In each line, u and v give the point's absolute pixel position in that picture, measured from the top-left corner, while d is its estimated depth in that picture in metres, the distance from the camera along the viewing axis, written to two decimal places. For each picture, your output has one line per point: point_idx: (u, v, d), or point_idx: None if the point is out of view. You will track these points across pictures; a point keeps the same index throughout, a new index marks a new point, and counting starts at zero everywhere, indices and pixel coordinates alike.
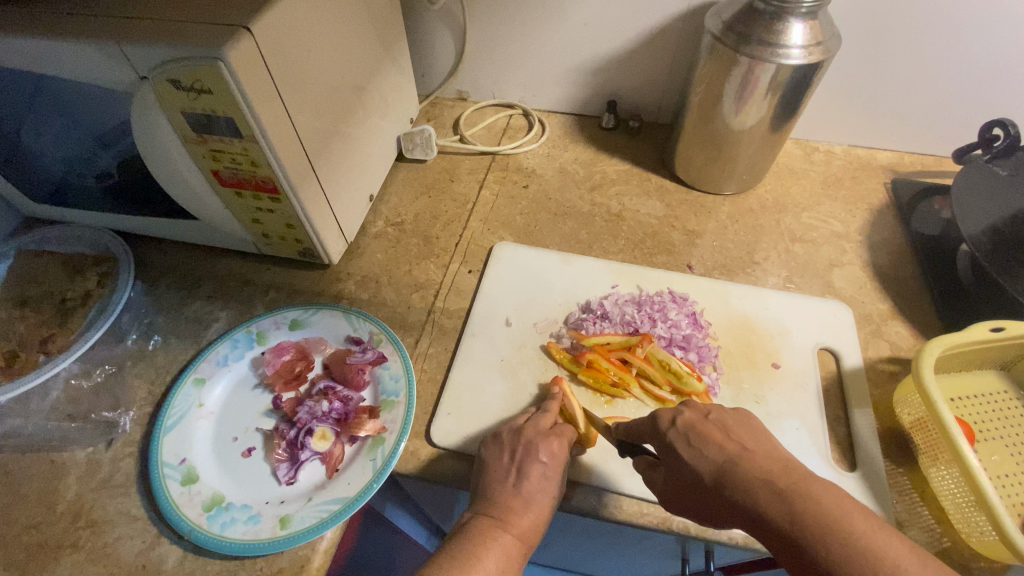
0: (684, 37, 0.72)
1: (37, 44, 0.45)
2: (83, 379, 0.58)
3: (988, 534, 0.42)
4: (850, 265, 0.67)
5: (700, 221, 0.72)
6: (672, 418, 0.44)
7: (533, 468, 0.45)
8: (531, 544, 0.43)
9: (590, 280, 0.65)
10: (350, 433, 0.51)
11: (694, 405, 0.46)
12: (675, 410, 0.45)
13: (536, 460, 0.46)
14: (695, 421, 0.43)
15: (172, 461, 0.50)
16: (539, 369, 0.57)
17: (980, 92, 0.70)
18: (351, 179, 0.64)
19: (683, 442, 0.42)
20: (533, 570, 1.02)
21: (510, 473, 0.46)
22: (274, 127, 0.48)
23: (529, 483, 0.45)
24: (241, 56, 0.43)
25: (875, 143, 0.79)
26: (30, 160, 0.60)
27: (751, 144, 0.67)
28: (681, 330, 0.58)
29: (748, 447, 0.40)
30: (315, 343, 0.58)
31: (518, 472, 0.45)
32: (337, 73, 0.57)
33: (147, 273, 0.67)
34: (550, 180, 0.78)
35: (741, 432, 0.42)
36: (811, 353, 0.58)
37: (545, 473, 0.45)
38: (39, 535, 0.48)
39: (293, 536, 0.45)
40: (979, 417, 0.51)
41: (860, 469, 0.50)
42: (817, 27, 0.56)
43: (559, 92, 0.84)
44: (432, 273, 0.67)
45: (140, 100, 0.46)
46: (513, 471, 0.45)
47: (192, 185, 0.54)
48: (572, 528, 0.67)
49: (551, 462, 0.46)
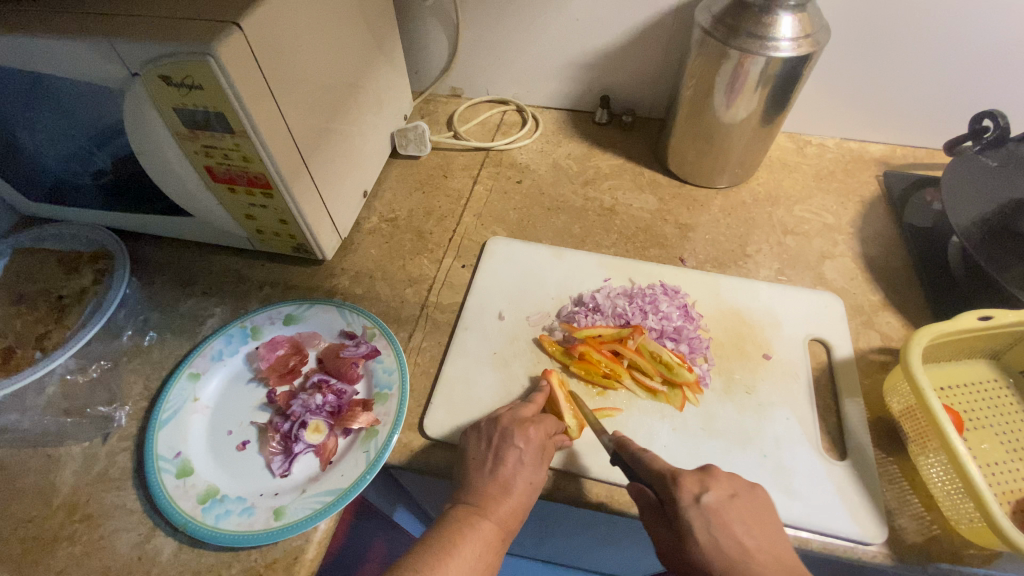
0: (675, 32, 0.72)
1: (29, 42, 0.45)
2: (78, 374, 0.58)
3: (976, 521, 0.43)
4: (842, 257, 0.67)
5: (693, 215, 0.72)
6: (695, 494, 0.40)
7: (510, 453, 0.46)
8: (512, 530, 0.44)
9: (583, 273, 0.65)
10: (343, 425, 0.51)
11: (719, 478, 0.42)
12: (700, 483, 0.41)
13: (512, 445, 0.46)
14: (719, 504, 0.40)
15: (166, 454, 0.50)
16: (531, 362, 0.57)
17: (969, 84, 0.70)
18: (344, 175, 0.65)
19: (703, 526, 0.39)
20: (534, 566, 1.02)
21: (487, 459, 0.46)
22: (267, 124, 0.49)
23: (506, 467, 0.45)
24: (230, 51, 0.43)
25: (866, 136, 0.80)
26: (25, 158, 0.61)
27: (742, 138, 0.67)
28: (673, 322, 0.58)
29: (764, 548, 0.39)
30: (309, 338, 0.58)
31: (495, 457, 0.46)
32: (328, 68, 0.57)
33: (143, 270, 0.68)
34: (543, 175, 0.78)
35: (759, 521, 0.40)
36: (802, 344, 0.58)
37: (522, 458, 0.46)
38: (34, 529, 0.48)
39: (287, 527, 0.45)
40: (968, 405, 0.51)
41: (850, 457, 0.50)
42: (805, 19, 0.56)
43: (552, 88, 0.84)
44: (425, 268, 0.67)
45: (131, 96, 0.47)
46: (491, 456, 0.46)
47: (185, 181, 0.55)
48: (566, 521, 0.67)
49: (527, 447, 0.46)
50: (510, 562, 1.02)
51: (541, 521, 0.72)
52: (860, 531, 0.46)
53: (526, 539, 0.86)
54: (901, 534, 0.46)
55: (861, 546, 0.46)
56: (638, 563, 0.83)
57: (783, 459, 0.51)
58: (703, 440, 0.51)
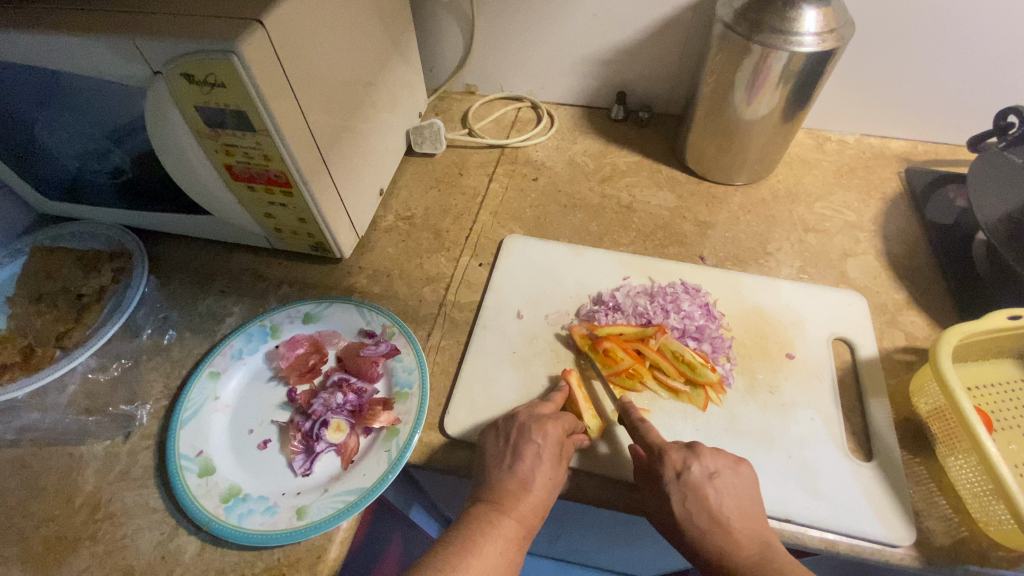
0: (693, 26, 0.72)
1: (50, 40, 0.45)
2: (99, 373, 0.58)
3: (1007, 522, 0.42)
4: (865, 255, 0.66)
5: (711, 213, 0.72)
6: (677, 470, 0.44)
7: (528, 448, 0.45)
8: (531, 528, 0.43)
9: (602, 272, 0.64)
10: (364, 424, 0.51)
11: (702, 456, 0.45)
12: (684, 459, 0.45)
13: (530, 440, 0.46)
14: (699, 480, 0.44)
15: (188, 453, 0.50)
16: (551, 361, 0.57)
17: (992, 79, 0.69)
18: (362, 174, 0.64)
19: (680, 499, 0.43)
20: (547, 565, 1.02)
21: (505, 455, 0.46)
22: (288, 122, 0.49)
23: (525, 463, 0.45)
24: (253, 48, 0.43)
25: (887, 133, 0.79)
26: (44, 157, 0.61)
27: (762, 135, 0.66)
28: (694, 322, 0.57)
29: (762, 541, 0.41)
30: (329, 336, 0.58)
31: (514, 452, 0.46)
32: (346, 66, 0.57)
33: (161, 268, 0.68)
34: (559, 172, 0.78)
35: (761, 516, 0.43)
36: (826, 344, 0.57)
37: (539, 454, 0.45)
38: (57, 527, 0.48)
39: (310, 527, 0.45)
40: (997, 406, 0.50)
41: (877, 459, 0.49)
42: (830, 14, 0.55)
43: (568, 85, 0.84)
44: (443, 266, 0.67)
45: (153, 93, 0.46)
46: (509, 452, 0.46)
47: (205, 179, 0.55)
48: (583, 520, 0.67)
49: (544, 443, 0.46)
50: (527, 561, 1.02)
51: (560, 520, 0.72)
52: (888, 533, 0.46)
53: (543, 538, 0.86)
54: (929, 536, 0.45)
55: (889, 549, 0.45)
56: (653, 562, 0.82)
57: (808, 460, 0.50)
58: (726, 440, 0.51)
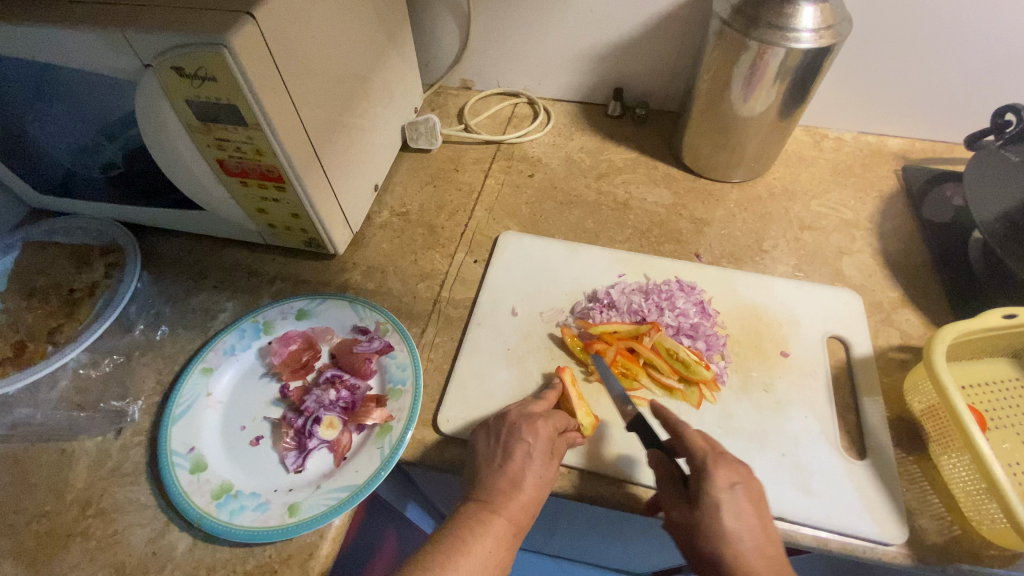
0: (690, 23, 0.71)
1: (39, 33, 0.45)
2: (91, 369, 0.58)
3: (999, 521, 0.42)
4: (861, 253, 0.66)
5: (708, 210, 0.71)
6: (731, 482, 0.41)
7: (519, 446, 0.45)
8: (522, 526, 0.43)
9: (597, 269, 0.64)
10: (357, 421, 0.51)
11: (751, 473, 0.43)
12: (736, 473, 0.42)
13: (521, 439, 0.46)
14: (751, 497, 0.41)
15: (180, 450, 0.50)
16: (545, 359, 0.57)
17: (989, 77, 0.69)
18: (356, 169, 0.64)
19: (731, 509, 0.40)
20: (543, 561, 1.02)
21: (496, 454, 0.46)
22: (280, 116, 0.48)
23: (515, 462, 0.45)
24: (244, 42, 0.42)
25: (884, 131, 0.78)
26: (35, 151, 0.60)
27: (759, 132, 0.66)
28: (689, 319, 0.57)
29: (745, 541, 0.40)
30: (322, 333, 0.58)
31: (504, 451, 0.45)
32: (340, 60, 0.56)
33: (154, 264, 0.68)
34: (555, 169, 0.77)
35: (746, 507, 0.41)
36: (821, 342, 0.57)
37: (530, 453, 0.45)
38: (48, 524, 0.48)
39: (302, 524, 0.45)
40: (991, 405, 0.50)
41: (869, 457, 0.50)
42: (827, 10, 0.55)
43: (565, 80, 0.83)
44: (437, 262, 0.67)
45: (144, 87, 0.46)
46: (500, 451, 0.46)
47: (197, 174, 0.54)
48: (579, 517, 0.67)
49: (535, 442, 0.46)
50: (523, 559, 1.02)
51: (554, 518, 0.72)
52: (880, 531, 0.46)
53: (539, 534, 0.86)
54: (921, 534, 0.45)
55: (882, 547, 0.45)
56: (648, 558, 0.82)
57: (802, 457, 0.50)
58: (720, 438, 0.51)
